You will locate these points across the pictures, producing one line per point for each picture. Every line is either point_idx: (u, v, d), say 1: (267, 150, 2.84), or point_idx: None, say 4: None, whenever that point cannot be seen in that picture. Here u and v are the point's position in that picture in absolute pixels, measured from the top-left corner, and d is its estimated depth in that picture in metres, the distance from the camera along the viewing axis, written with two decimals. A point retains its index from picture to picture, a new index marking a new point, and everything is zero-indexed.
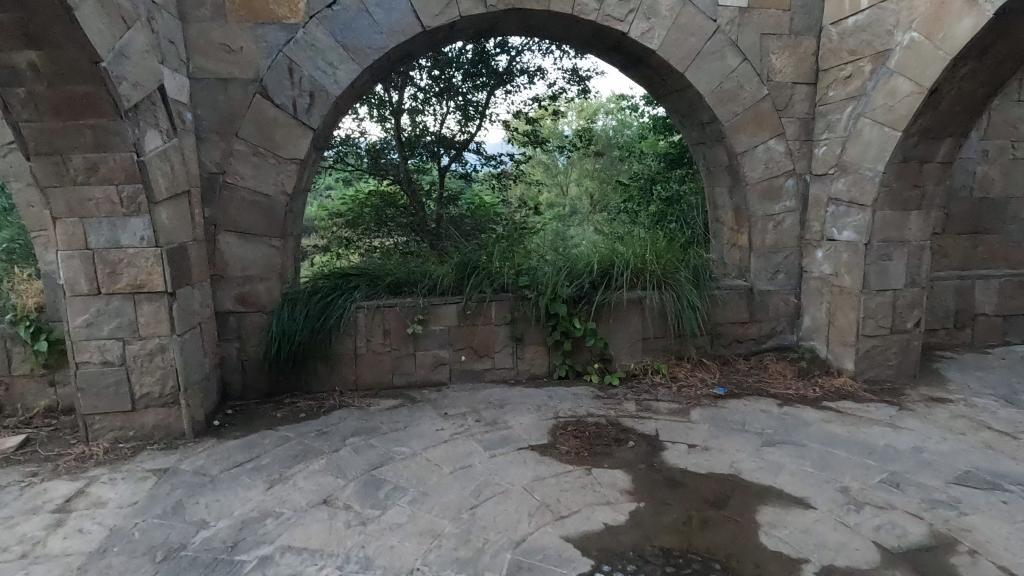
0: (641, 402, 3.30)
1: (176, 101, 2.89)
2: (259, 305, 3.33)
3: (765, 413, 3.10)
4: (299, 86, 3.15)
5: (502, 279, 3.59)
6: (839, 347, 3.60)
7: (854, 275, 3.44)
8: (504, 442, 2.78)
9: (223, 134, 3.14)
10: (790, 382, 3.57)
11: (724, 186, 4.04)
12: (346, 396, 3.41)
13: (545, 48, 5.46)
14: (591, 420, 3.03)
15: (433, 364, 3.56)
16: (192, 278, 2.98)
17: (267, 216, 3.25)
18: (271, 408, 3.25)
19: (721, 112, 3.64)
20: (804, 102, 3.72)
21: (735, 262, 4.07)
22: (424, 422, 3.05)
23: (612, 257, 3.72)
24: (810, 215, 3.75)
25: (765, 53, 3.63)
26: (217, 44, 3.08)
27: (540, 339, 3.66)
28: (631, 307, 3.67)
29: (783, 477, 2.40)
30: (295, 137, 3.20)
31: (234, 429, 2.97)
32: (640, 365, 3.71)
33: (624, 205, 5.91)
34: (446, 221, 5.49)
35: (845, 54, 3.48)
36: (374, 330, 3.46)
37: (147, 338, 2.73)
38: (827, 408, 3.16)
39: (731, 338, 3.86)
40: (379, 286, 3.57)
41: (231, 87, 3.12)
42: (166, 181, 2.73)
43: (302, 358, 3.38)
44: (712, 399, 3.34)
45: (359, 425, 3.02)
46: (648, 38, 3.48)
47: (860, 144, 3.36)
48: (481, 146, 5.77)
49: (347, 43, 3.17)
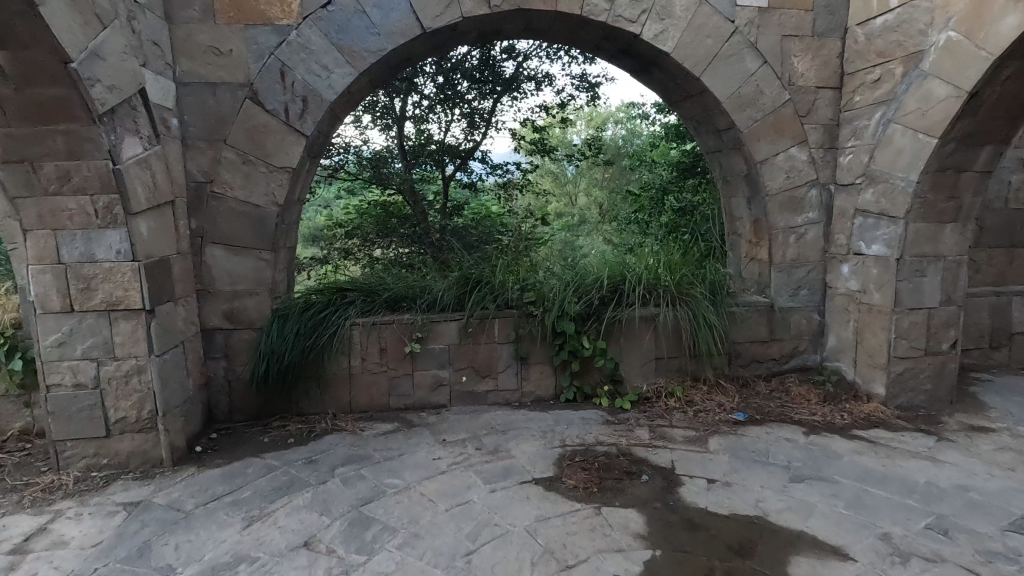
0: (655, 429, 3.06)
1: (159, 106, 2.72)
2: (248, 321, 3.14)
3: (790, 443, 2.86)
4: (291, 90, 2.99)
5: (507, 295, 3.39)
6: (869, 370, 3.34)
7: (885, 292, 3.20)
8: (506, 475, 2.56)
9: (211, 141, 2.97)
10: (815, 407, 3.32)
11: (741, 197, 3.82)
12: (339, 418, 3.20)
13: (553, 54, 5.28)
14: (601, 449, 2.80)
15: (433, 385, 3.35)
16: (175, 293, 2.79)
17: (256, 227, 3.07)
18: (258, 432, 3.04)
19: (739, 118, 3.43)
20: (828, 108, 3.50)
21: (754, 277, 3.83)
22: (421, 449, 2.83)
23: (623, 271, 3.50)
24: (835, 228, 3.52)
25: (786, 56, 3.42)
26: (206, 46, 2.91)
27: (546, 359, 3.43)
28: (643, 325, 3.44)
29: (814, 521, 2.15)
30: (286, 144, 3.02)
31: (217, 457, 2.77)
32: (653, 388, 3.47)
33: (635, 216, 5.70)
34: (450, 232, 5.30)
35: (872, 56, 3.26)
36: (370, 349, 3.26)
37: (122, 359, 2.54)
38: (858, 438, 2.90)
39: (750, 358, 3.62)
40: (376, 301, 3.37)
41: (219, 91, 2.95)
42: (146, 191, 2.55)
43: (293, 379, 3.18)
44: (732, 426, 3.09)
45: (350, 452, 2.80)
46: (662, 40, 3.29)
47: (890, 153, 3.13)
48: (487, 155, 5.60)
49: (343, 45, 3.00)
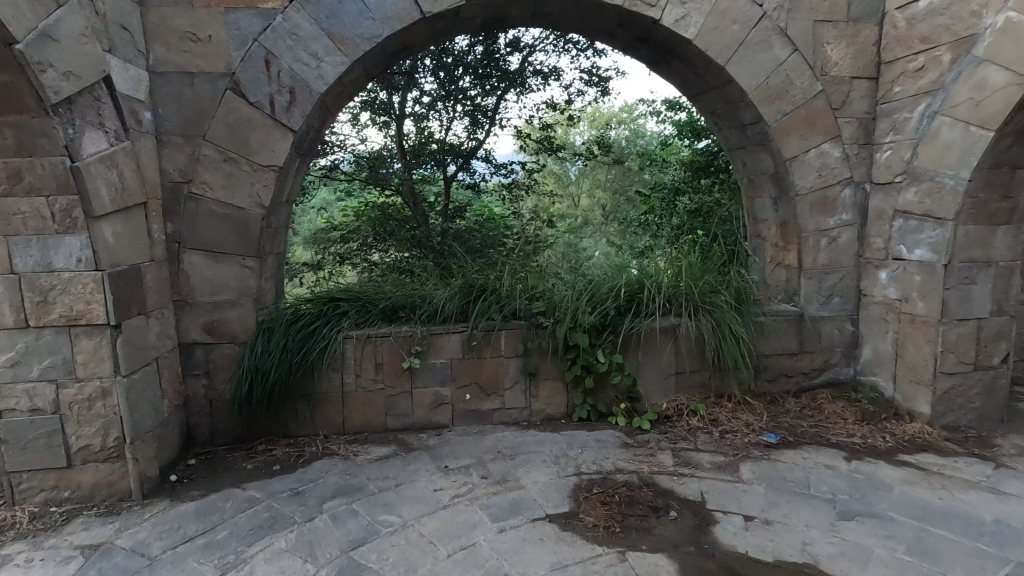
0: (679, 453, 2.77)
1: (128, 97, 2.44)
2: (231, 335, 2.85)
3: (831, 470, 2.57)
4: (277, 81, 2.71)
5: (514, 305, 3.11)
6: (910, 387, 3.05)
7: (930, 301, 2.90)
8: (515, 511, 2.27)
9: (189, 136, 2.69)
10: (853, 427, 3.03)
11: (767, 197, 3.53)
12: (331, 442, 2.92)
13: (559, 46, 5.00)
14: (621, 478, 2.51)
15: (433, 404, 3.06)
16: (147, 306, 2.52)
17: (240, 231, 2.79)
18: (241, 458, 2.76)
19: (767, 111, 3.14)
20: (863, 100, 3.21)
21: (780, 283, 3.54)
22: (420, 478, 2.55)
23: (641, 278, 3.22)
24: (871, 230, 3.23)
25: (818, 44, 3.13)
26: (182, 32, 2.64)
27: (557, 375, 3.15)
28: (663, 337, 3.15)
29: (874, 571, 1.87)
30: (272, 141, 2.75)
31: (193, 488, 2.49)
32: (674, 405, 3.18)
33: (645, 217, 5.44)
34: (452, 236, 5.02)
35: (914, 43, 2.98)
36: (365, 364, 2.97)
37: (84, 381, 2.26)
38: (906, 465, 2.61)
39: (778, 372, 3.34)
40: (371, 311, 3.09)
41: (198, 82, 2.67)
42: (111, 192, 2.28)
43: (280, 398, 2.90)
44: (763, 449, 2.80)
45: (342, 482, 2.52)
46: (683, 25, 3.00)
47: (936, 149, 2.84)
48: (491, 154, 5.33)
49: (334, 31, 2.73)
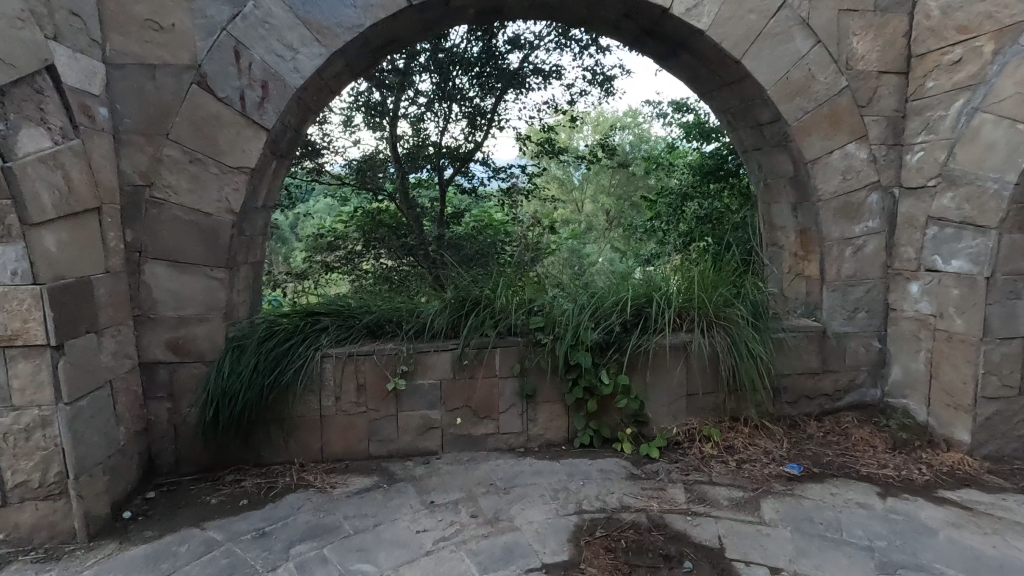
0: (692, 487, 2.48)
1: (77, 89, 2.19)
2: (197, 353, 2.59)
3: (865, 509, 2.28)
4: (247, 74, 2.46)
5: (509, 320, 2.84)
6: (947, 412, 2.77)
7: (970, 318, 2.61)
8: (507, 558, 1.99)
9: (150, 135, 2.44)
10: (883, 457, 2.74)
11: (785, 202, 3.25)
12: (307, 471, 2.66)
13: (561, 44, 4.75)
14: (627, 518, 2.23)
15: (421, 428, 2.79)
16: (99, 322, 2.26)
17: (206, 240, 2.53)
18: (205, 491, 2.50)
19: (787, 108, 2.88)
20: (892, 97, 2.94)
21: (800, 296, 3.27)
22: (402, 516, 2.27)
23: (649, 290, 2.94)
24: (901, 238, 2.95)
25: (844, 35, 2.87)
26: (142, 20, 2.39)
27: (557, 397, 2.87)
28: (674, 355, 2.88)
29: None
30: (243, 140, 2.49)
31: (148, 528, 2.23)
32: (685, 430, 2.90)
33: (651, 224, 5.17)
34: (447, 244, 4.76)
35: (950, 34, 2.72)
36: (345, 385, 2.71)
37: (21, 410, 1.99)
38: (949, 503, 2.33)
39: (799, 393, 3.05)
40: (354, 326, 2.84)
41: (160, 76, 2.42)
42: (53, 196, 2.02)
43: (251, 423, 2.63)
44: (786, 482, 2.52)
45: (315, 521, 2.26)
46: (695, 16, 2.75)
47: (977, 148, 2.59)
48: (489, 157, 5.09)
49: (312, 19, 2.48)
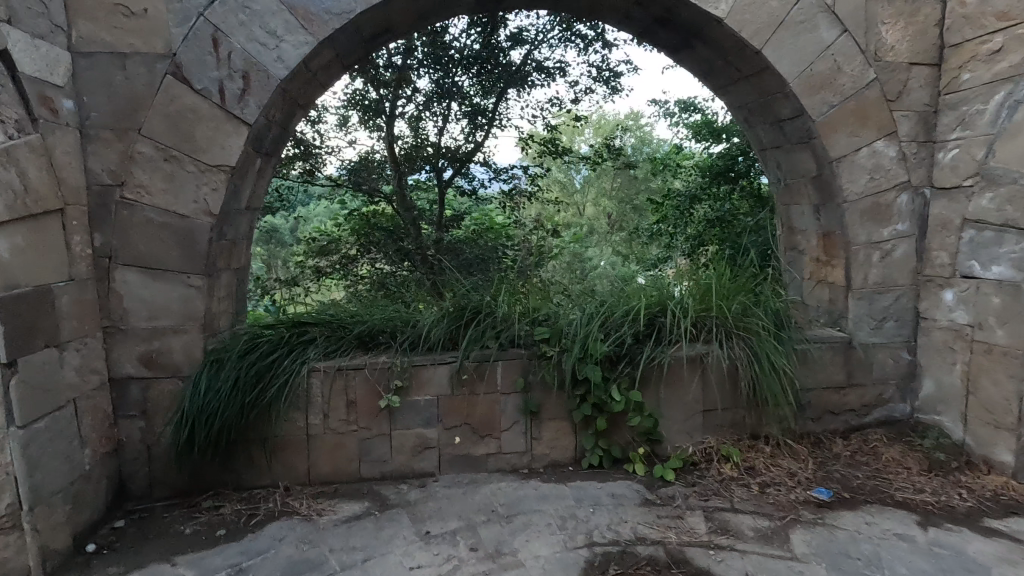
0: (713, 515, 2.27)
1: (35, 78, 1.99)
2: (173, 368, 2.38)
3: (907, 542, 2.06)
4: (227, 64, 2.26)
5: (513, 330, 2.63)
6: (986, 430, 2.54)
7: (1013, 329, 2.39)
8: None
9: (121, 130, 2.24)
10: (918, 480, 2.53)
11: (806, 204, 3.05)
12: (291, 496, 2.44)
13: (564, 39, 4.56)
14: (644, 552, 2.02)
15: (416, 448, 2.57)
16: (61, 335, 2.05)
17: (182, 244, 2.32)
18: (180, 519, 2.29)
19: (810, 103, 2.67)
20: (923, 90, 2.74)
21: (822, 304, 3.07)
22: (394, 550, 2.06)
23: (662, 298, 2.73)
24: (933, 242, 2.74)
25: (872, 23, 2.67)
26: (111, 5, 2.20)
27: (563, 414, 2.66)
28: (689, 368, 2.66)
29: None
30: (222, 136, 2.28)
31: (112, 564, 2.01)
32: (701, 450, 2.69)
33: (657, 226, 4.95)
34: (445, 248, 4.55)
35: (989, 20, 2.52)
36: (334, 402, 2.50)
37: None
38: (997, 535, 2.11)
39: (823, 409, 2.83)
40: (344, 338, 2.62)
41: (131, 66, 2.22)
42: (6, 195, 1.82)
43: (230, 444, 2.42)
44: (814, 509, 2.30)
45: (298, 555, 2.04)
46: (711, 2, 2.55)
47: (1020, 144, 2.37)
48: (490, 158, 4.88)
49: (297, 5, 2.28)
